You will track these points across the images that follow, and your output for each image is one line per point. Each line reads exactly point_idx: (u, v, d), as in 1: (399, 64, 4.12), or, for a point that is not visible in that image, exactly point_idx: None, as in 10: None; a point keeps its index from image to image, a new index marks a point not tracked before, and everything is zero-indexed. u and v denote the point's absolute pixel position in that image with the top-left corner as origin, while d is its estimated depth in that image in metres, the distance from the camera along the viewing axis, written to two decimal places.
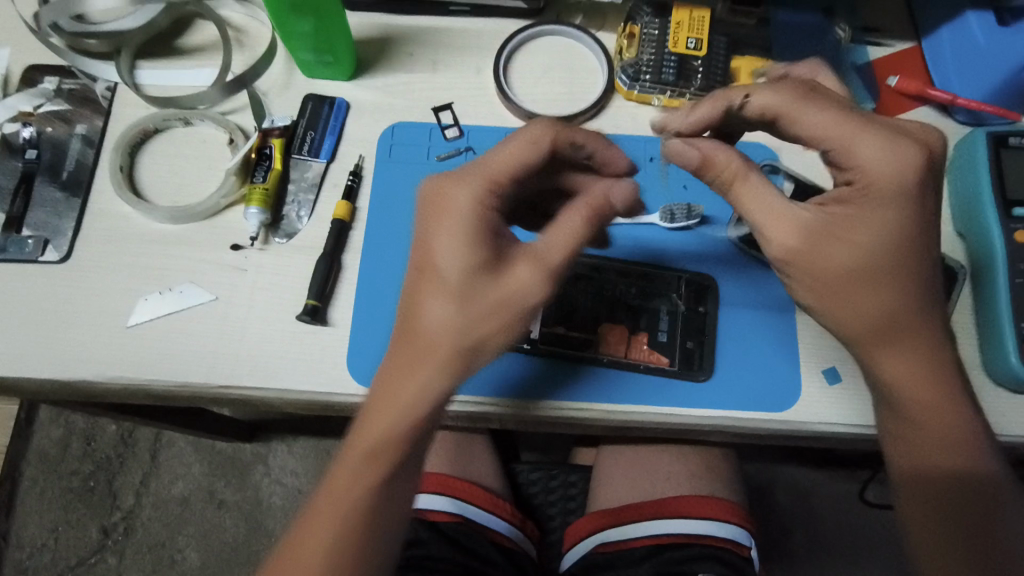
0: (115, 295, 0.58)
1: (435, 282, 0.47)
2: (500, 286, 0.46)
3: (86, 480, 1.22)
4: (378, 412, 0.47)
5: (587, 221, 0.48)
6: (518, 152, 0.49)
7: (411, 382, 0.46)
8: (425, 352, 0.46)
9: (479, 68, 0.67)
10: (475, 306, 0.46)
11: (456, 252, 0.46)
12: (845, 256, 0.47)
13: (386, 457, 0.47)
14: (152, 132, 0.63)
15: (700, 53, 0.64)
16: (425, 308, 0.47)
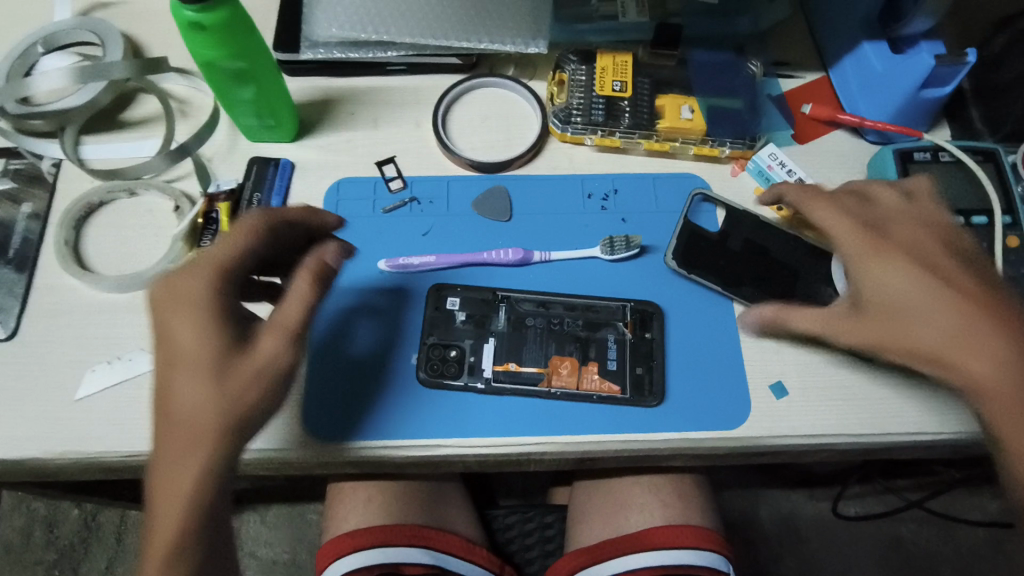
0: (63, 368, 0.58)
1: (171, 366, 0.49)
2: (197, 360, 0.48)
3: (48, 568, 1.16)
4: (161, 484, 0.47)
5: (313, 289, 0.51)
6: (300, 287, 0.51)
7: (188, 466, 0.47)
8: (172, 422, 0.48)
9: (418, 122, 0.70)
10: (231, 383, 0.48)
11: (189, 338, 0.48)
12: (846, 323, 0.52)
13: (188, 531, 0.46)
14: (98, 205, 0.64)
15: (626, 94, 0.68)
16: (176, 380, 0.48)
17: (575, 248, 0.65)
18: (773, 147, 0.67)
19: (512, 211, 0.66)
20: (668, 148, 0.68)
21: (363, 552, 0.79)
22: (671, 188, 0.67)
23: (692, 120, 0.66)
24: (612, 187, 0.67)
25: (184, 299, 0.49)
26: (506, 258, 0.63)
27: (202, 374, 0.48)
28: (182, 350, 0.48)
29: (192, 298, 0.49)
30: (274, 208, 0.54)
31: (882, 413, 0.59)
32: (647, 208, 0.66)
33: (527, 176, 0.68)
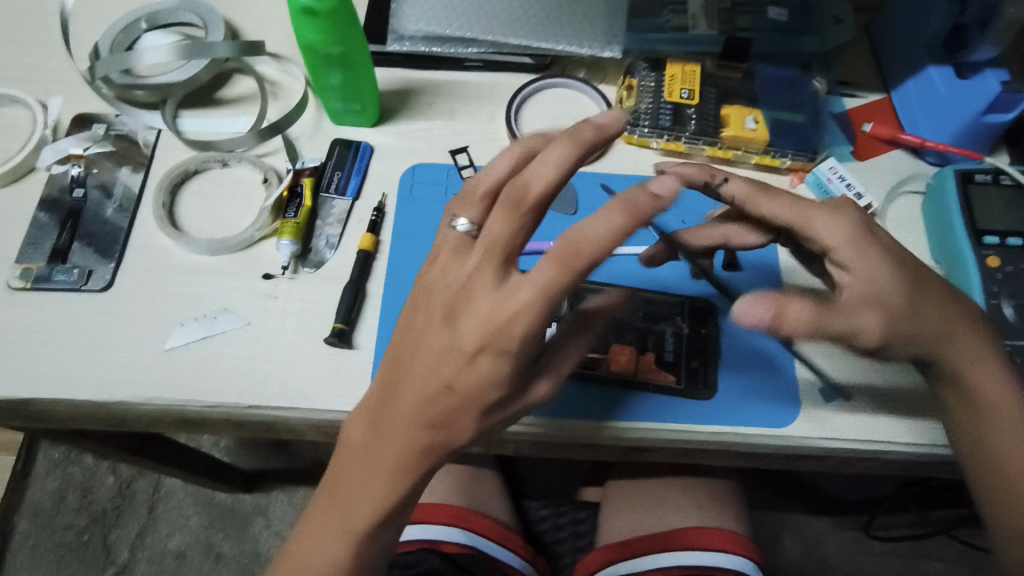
0: (152, 322, 0.62)
1: (406, 378, 0.48)
2: (434, 401, 0.47)
3: (81, 532, 1.21)
4: (354, 481, 0.50)
5: (564, 278, 0.43)
6: (542, 278, 0.43)
7: (377, 475, 0.49)
8: (389, 436, 0.49)
9: (492, 116, 0.74)
10: (448, 413, 0.47)
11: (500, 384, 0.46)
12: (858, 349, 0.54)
13: (351, 523, 0.51)
14: (192, 173, 0.69)
15: (692, 102, 0.71)
16: (410, 383, 0.48)
17: (635, 244, 0.67)
18: (833, 161, 0.69)
19: (577, 205, 0.69)
20: (731, 155, 0.70)
21: (403, 528, 0.83)
22: None
23: (755, 130, 0.69)
24: None
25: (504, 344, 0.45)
26: None
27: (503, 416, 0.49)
28: (423, 377, 0.47)
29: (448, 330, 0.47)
30: (624, 224, 0.43)
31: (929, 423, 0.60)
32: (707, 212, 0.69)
33: (593, 173, 0.71)
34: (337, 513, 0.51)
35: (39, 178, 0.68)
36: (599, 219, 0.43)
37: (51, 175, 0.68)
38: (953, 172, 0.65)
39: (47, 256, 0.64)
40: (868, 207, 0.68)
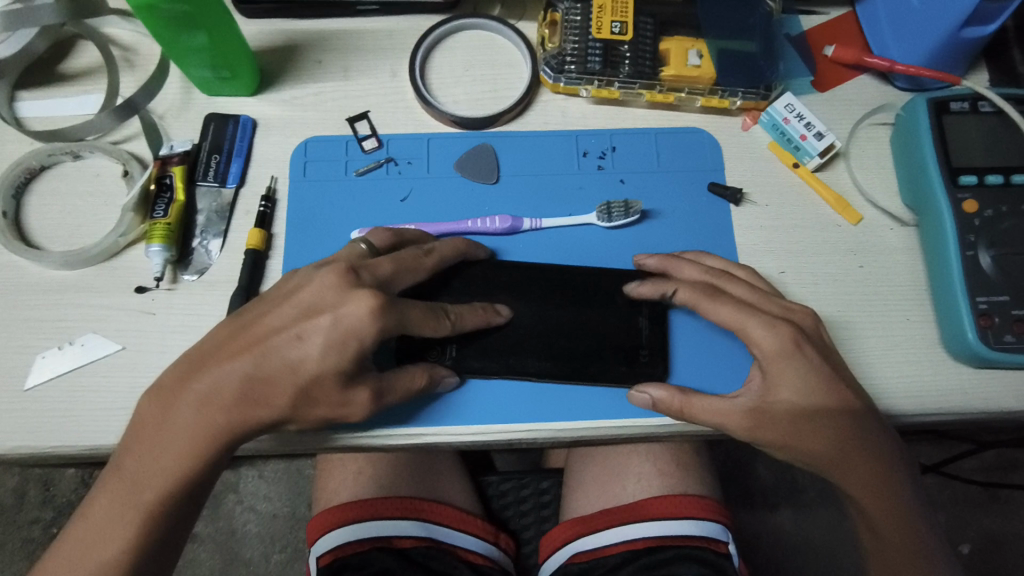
0: (11, 354, 0.53)
1: (258, 339, 0.48)
2: (267, 358, 0.48)
3: (48, 526, 1.15)
4: (153, 450, 0.49)
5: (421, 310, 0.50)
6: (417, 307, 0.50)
7: (178, 422, 0.48)
8: (211, 399, 0.48)
9: (394, 72, 0.63)
10: (271, 368, 0.48)
11: (329, 353, 0.48)
12: (746, 409, 0.51)
13: (163, 476, 0.48)
14: (37, 171, 0.58)
15: (625, 37, 0.59)
16: (265, 323, 0.49)
17: (568, 215, 0.59)
18: (789, 97, 0.60)
19: (499, 172, 0.60)
20: (673, 99, 0.61)
21: (351, 526, 0.77)
22: (674, 143, 0.61)
23: (699, 67, 0.59)
24: (609, 144, 0.61)
25: (364, 299, 0.48)
26: (493, 226, 0.57)
27: (314, 390, 0.48)
28: (270, 330, 0.49)
29: (317, 287, 0.49)
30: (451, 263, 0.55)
31: (900, 391, 0.54)
32: (647, 168, 0.60)
33: (516, 132, 0.61)
34: (126, 490, 0.48)
35: None
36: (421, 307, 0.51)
37: None
38: (925, 99, 0.57)
39: None
40: (831, 147, 0.59)
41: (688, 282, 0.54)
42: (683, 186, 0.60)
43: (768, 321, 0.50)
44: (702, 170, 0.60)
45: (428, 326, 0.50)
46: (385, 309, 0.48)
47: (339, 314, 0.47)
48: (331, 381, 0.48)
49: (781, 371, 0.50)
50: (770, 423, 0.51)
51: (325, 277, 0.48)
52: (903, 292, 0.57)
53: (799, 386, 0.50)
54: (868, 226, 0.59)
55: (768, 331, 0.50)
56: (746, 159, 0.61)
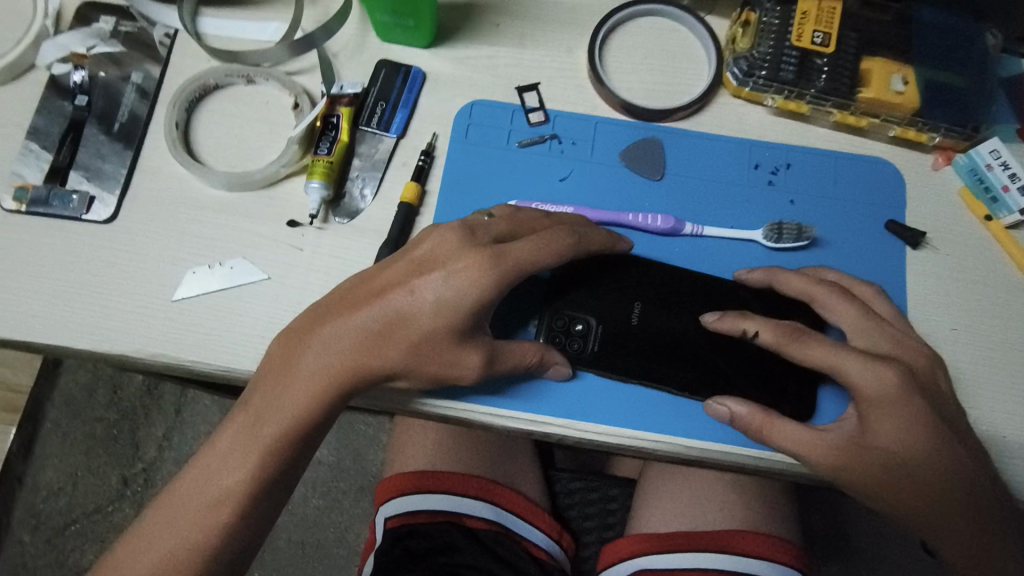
0: (163, 264, 0.54)
1: (383, 288, 0.48)
2: (390, 307, 0.47)
3: (109, 427, 1.17)
4: (276, 390, 0.48)
5: (532, 247, 0.48)
6: (528, 247, 0.48)
7: (310, 362, 0.48)
8: (344, 343, 0.48)
9: (570, 48, 0.61)
10: (406, 318, 0.47)
11: (442, 309, 0.47)
12: (835, 447, 0.48)
13: (290, 414, 0.48)
14: (211, 89, 0.58)
15: (827, 50, 0.56)
16: (401, 273, 0.48)
17: (731, 227, 0.56)
18: (997, 142, 0.55)
19: (664, 169, 0.57)
20: (864, 124, 0.57)
21: (424, 495, 0.77)
22: (856, 171, 0.57)
23: (903, 93, 0.55)
24: (784, 159, 0.58)
25: (473, 256, 0.47)
26: (653, 224, 0.55)
27: (429, 345, 0.47)
28: (390, 282, 0.48)
29: (436, 243, 0.49)
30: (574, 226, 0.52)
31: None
32: (822, 192, 0.57)
33: (687, 131, 0.58)
34: (252, 423, 0.48)
35: (37, 78, 0.58)
36: (528, 239, 0.49)
37: (51, 76, 0.58)
38: None
39: (45, 174, 0.56)
40: None
41: (771, 322, 0.50)
42: (859, 218, 0.56)
43: (870, 360, 0.48)
44: (880, 204, 0.56)
45: (540, 262, 0.48)
46: (495, 261, 0.47)
47: (452, 273, 0.47)
48: (453, 339, 0.47)
49: (878, 415, 0.48)
50: (861, 465, 0.48)
51: (442, 233, 0.49)
52: None
53: (895, 432, 0.47)
54: None
55: (867, 371, 0.47)
56: (930, 200, 0.56)
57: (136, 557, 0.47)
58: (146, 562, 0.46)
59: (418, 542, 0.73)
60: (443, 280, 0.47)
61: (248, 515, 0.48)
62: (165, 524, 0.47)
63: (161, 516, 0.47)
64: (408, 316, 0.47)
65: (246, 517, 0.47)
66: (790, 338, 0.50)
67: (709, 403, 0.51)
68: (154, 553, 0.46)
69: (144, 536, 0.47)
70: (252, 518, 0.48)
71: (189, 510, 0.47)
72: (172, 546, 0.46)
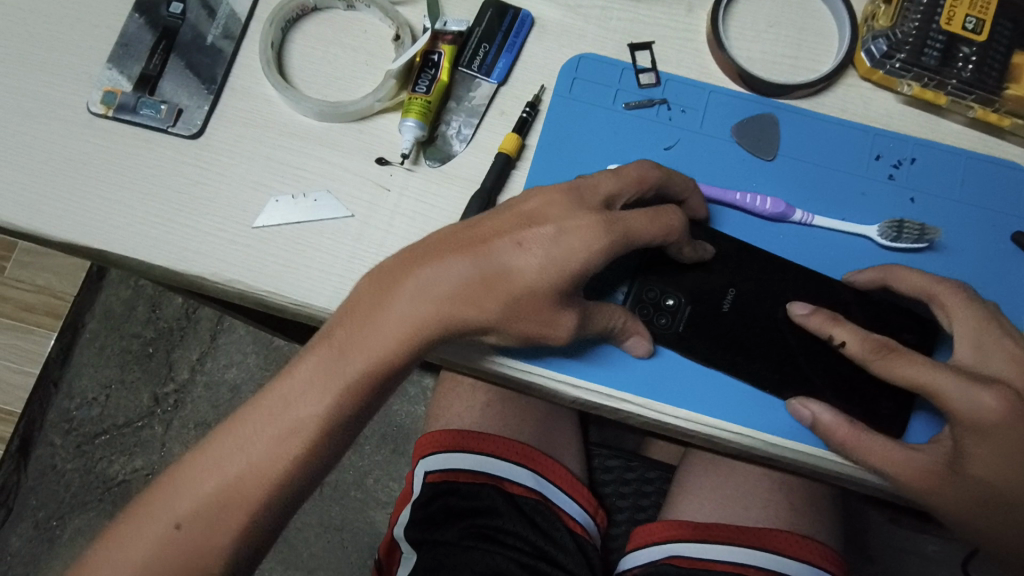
0: (245, 188, 0.52)
1: (483, 237, 0.46)
2: (490, 257, 0.45)
3: (146, 343, 1.18)
4: (358, 327, 0.46)
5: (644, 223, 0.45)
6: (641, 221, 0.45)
7: (398, 302, 0.46)
8: (436, 288, 0.45)
9: (691, 8, 0.57)
10: (505, 270, 0.45)
11: (552, 266, 0.44)
12: (925, 468, 0.45)
13: (371, 354, 0.46)
14: (309, 10, 0.55)
15: (979, 38, 0.51)
16: (504, 223, 0.46)
17: (841, 220, 0.52)
18: None
19: (777, 150, 0.54)
20: (1006, 124, 0.53)
21: (466, 454, 0.75)
22: (986, 175, 0.53)
23: None
24: (909, 153, 0.54)
25: (586, 216, 0.44)
26: (761, 205, 0.52)
27: (528, 300, 0.44)
28: (495, 231, 0.46)
29: (543, 201, 0.46)
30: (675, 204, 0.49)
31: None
32: (946, 193, 0.53)
33: (807, 111, 0.54)
34: (331, 357, 0.46)
35: None
36: (639, 211, 0.46)
37: None
38: None
39: (133, 81, 0.54)
40: None
41: (860, 333, 0.47)
42: (983, 227, 0.52)
43: (971, 385, 0.44)
44: (1005, 213, 0.52)
45: (653, 235, 0.46)
46: (609, 225, 0.44)
47: (565, 229, 0.44)
48: (550, 299, 0.44)
49: (979, 442, 0.44)
50: (950, 491, 0.45)
51: (550, 191, 0.46)
52: None
53: (996, 461, 0.44)
54: None
55: (964, 398, 0.44)
56: None
57: (200, 480, 0.46)
58: (210, 487, 0.45)
59: (459, 501, 0.73)
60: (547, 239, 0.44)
61: (319, 453, 0.46)
62: (234, 450, 0.46)
63: (227, 437, 0.47)
64: (511, 267, 0.45)
65: (311, 455, 0.46)
66: (881, 349, 0.46)
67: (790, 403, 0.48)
68: (219, 477, 0.46)
69: (209, 459, 0.46)
70: (320, 457, 0.46)
71: (257, 437, 0.46)
72: (240, 473, 0.45)
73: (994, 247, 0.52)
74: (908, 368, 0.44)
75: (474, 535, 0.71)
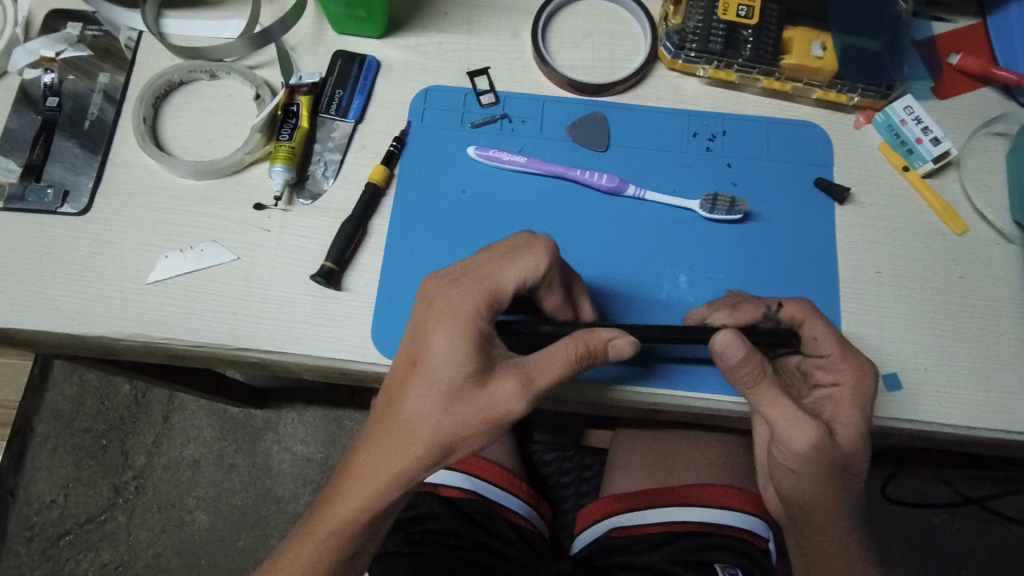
0: (136, 250, 0.57)
1: (400, 366, 0.50)
2: (411, 381, 0.49)
3: (98, 437, 1.19)
4: (340, 491, 0.50)
5: (529, 269, 0.50)
6: (522, 268, 0.50)
7: (371, 459, 0.49)
8: (387, 433, 0.48)
9: (516, 31, 0.65)
10: (446, 388, 0.47)
11: (449, 359, 0.48)
12: (805, 428, 0.51)
13: (354, 514, 0.49)
14: (175, 85, 0.61)
15: (751, 22, 0.60)
16: (410, 343, 0.50)
17: (671, 192, 0.60)
18: (910, 100, 0.60)
19: (609, 142, 0.61)
20: (789, 88, 0.61)
21: None
22: (788, 136, 0.61)
23: (823, 58, 0.59)
24: (720, 127, 0.62)
25: (456, 294, 0.49)
26: (598, 186, 0.59)
27: (461, 396, 0.47)
28: (406, 353, 0.50)
29: (428, 300, 0.50)
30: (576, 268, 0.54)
31: (948, 399, 0.54)
32: (756, 157, 0.61)
33: (630, 105, 0.62)
34: (323, 528, 0.51)
35: (9, 83, 0.61)
36: (511, 260, 0.50)
37: (23, 80, 0.61)
38: None
39: (20, 173, 0.59)
40: (947, 154, 0.58)
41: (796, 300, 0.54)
42: (791, 179, 0.60)
43: (857, 364, 0.52)
44: (809, 166, 0.61)
45: (523, 269, 0.50)
46: (473, 295, 0.49)
47: (438, 316, 0.49)
48: (471, 388, 0.47)
49: (839, 410, 0.52)
50: (806, 449, 0.52)
51: (431, 287, 0.51)
52: (1001, 308, 0.57)
53: (848, 426, 0.52)
54: (973, 238, 0.58)
55: (847, 369, 0.52)
56: (854, 156, 0.61)
57: None
58: None
59: (400, 514, 0.78)
60: (444, 317, 0.49)
61: None
62: None
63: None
64: (432, 376, 0.48)
65: None
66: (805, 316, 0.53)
67: (716, 338, 0.49)
68: None
69: None
70: None
71: None
72: None
73: (801, 194, 0.60)
74: (820, 337, 0.53)
75: (414, 541, 0.76)
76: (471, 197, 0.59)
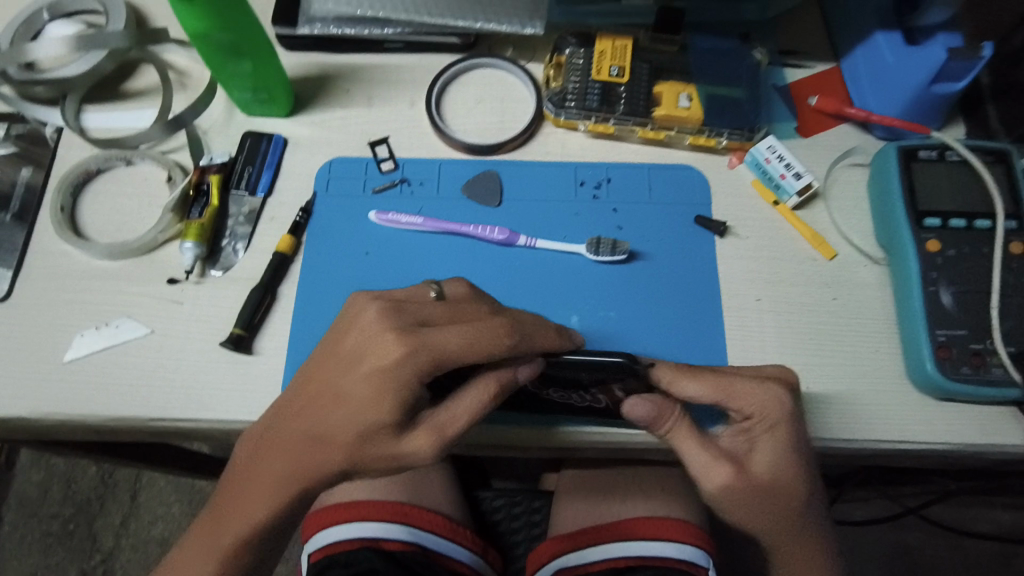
0: (55, 331, 0.59)
1: (316, 392, 0.50)
2: (323, 413, 0.50)
3: (65, 522, 1.18)
4: (241, 491, 0.54)
5: (470, 339, 0.47)
6: (461, 342, 0.47)
7: (267, 470, 0.52)
8: (291, 450, 0.51)
9: (413, 101, 0.70)
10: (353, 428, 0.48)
11: (369, 399, 0.48)
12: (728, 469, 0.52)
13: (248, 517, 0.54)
14: (93, 173, 0.65)
15: (623, 80, 0.66)
16: (332, 374, 0.50)
17: (562, 239, 0.64)
18: (773, 140, 0.65)
19: (502, 197, 0.66)
20: (664, 136, 0.66)
21: (343, 526, 0.79)
22: (668, 178, 0.66)
23: (689, 108, 0.64)
24: (605, 176, 0.67)
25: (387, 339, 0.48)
26: (491, 238, 0.63)
27: (370, 438, 0.48)
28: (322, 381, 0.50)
29: (361, 334, 0.49)
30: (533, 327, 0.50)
31: (830, 412, 0.57)
32: (640, 200, 0.65)
33: (521, 161, 0.67)
34: (214, 524, 0.55)
35: None
36: (456, 329, 0.48)
37: None
38: (896, 148, 0.61)
39: None
40: (809, 187, 0.63)
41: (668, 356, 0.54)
42: (673, 218, 0.65)
43: (764, 397, 0.52)
44: (689, 205, 0.65)
45: (466, 341, 0.47)
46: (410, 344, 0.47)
47: (372, 355, 0.48)
48: (383, 432, 0.48)
49: (763, 441, 0.53)
50: (738, 487, 0.53)
51: (368, 315, 0.49)
52: (875, 324, 0.60)
53: (774, 456, 0.53)
54: (843, 261, 0.62)
55: (753, 402, 0.52)
56: (730, 193, 0.65)
57: None
58: None
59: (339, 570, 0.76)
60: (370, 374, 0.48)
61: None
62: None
63: None
64: (346, 410, 0.48)
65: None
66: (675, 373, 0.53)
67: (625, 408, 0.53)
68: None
69: None
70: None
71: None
72: None
73: (683, 231, 0.64)
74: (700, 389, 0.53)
75: None
76: (374, 258, 0.63)
